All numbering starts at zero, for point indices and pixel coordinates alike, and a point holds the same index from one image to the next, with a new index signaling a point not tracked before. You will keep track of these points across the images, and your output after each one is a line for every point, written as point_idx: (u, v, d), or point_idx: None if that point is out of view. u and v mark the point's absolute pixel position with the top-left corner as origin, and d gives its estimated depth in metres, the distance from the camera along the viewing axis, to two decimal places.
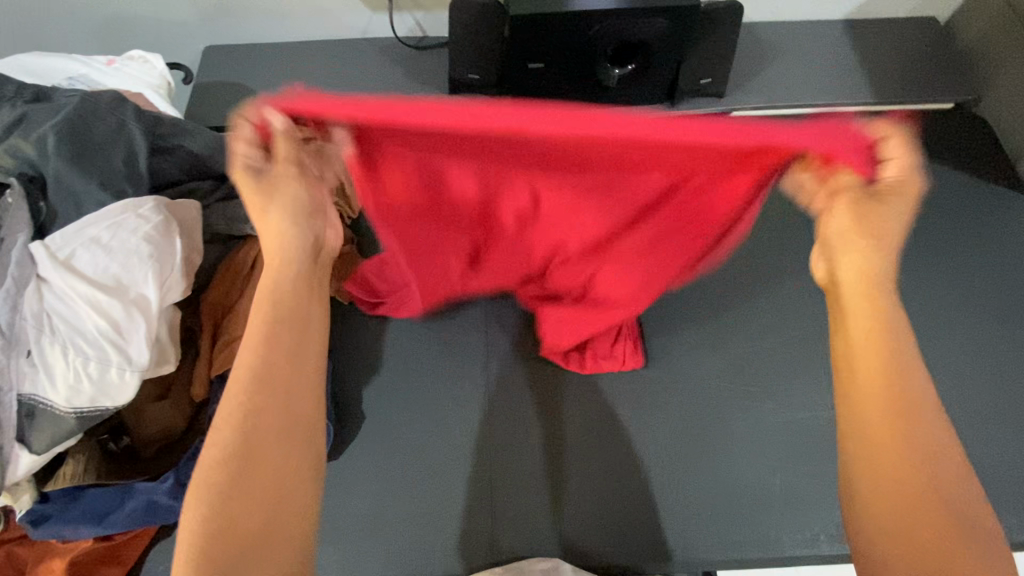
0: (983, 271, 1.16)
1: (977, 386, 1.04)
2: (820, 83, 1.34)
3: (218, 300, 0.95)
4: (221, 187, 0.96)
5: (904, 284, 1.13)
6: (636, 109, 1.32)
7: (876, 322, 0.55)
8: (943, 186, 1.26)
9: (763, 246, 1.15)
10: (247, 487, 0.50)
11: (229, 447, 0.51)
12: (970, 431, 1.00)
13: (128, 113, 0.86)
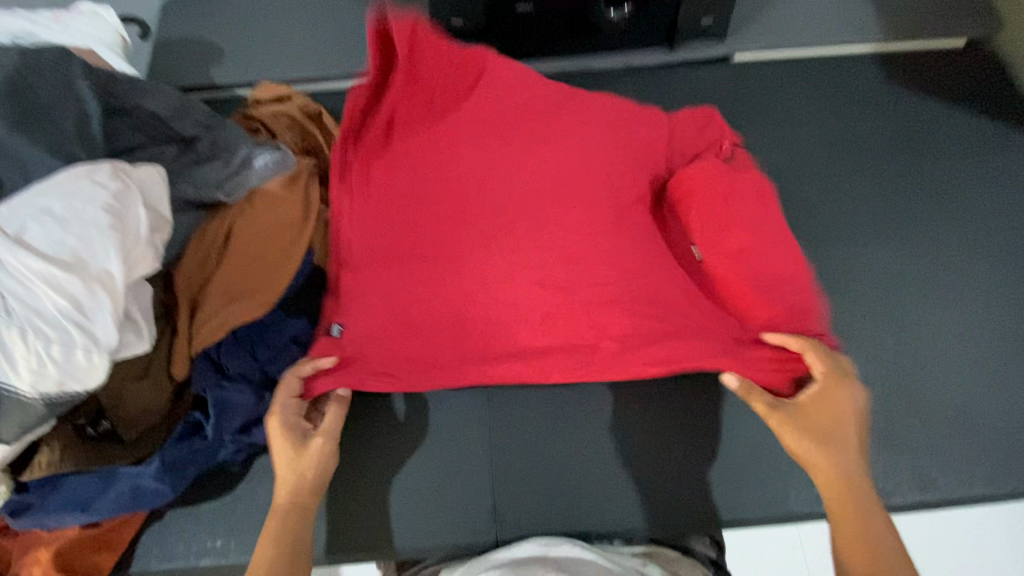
0: (999, 212, 1.10)
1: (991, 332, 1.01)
2: (825, 18, 1.26)
3: (193, 273, 0.89)
4: (186, 151, 0.89)
5: (914, 229, 1.09)
6: (633, 53, 1.24)
7: (821, 463, 0.74)
8: (959, 123, 1.18)
9: None
10: (286, 540, 0.73)
11: (286, 500, 0.77)
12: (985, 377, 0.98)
13: (76, 70, 0.80)
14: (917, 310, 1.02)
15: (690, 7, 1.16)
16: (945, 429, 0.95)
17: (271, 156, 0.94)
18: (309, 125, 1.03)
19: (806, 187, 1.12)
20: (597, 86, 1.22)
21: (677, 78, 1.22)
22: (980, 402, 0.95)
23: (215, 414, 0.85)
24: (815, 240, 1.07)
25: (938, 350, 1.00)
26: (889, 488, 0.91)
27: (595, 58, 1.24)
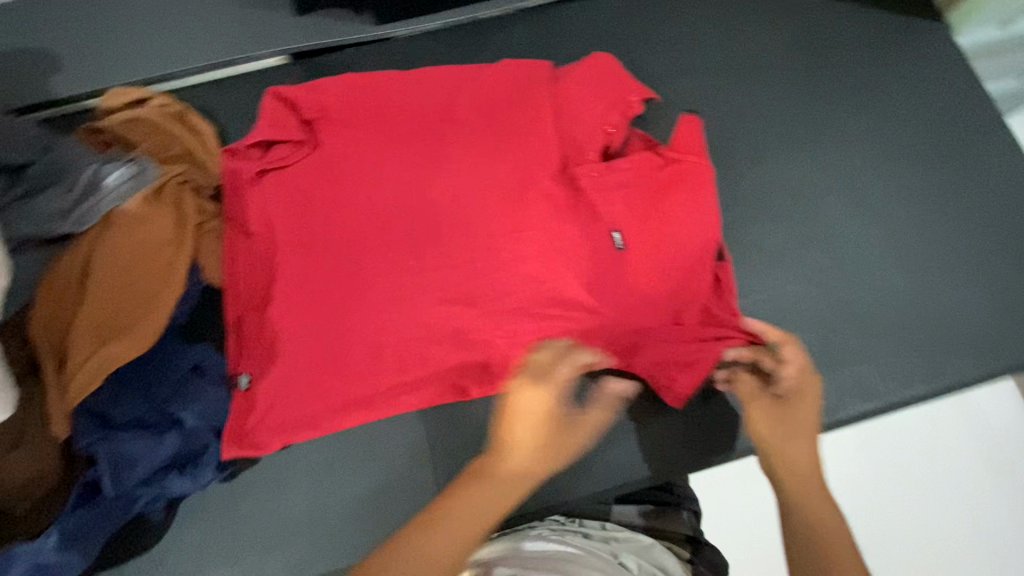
0: (932, 95, 1.28)
1: (924, 216, 1.20)
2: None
3: (47, 318, 0.97)
4: (15, 180, 1.02)
5: (829, 130, 1.26)
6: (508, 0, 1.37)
7: (804, 448, 0.91)
8: (874, 23, 1.34)
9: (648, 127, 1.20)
10: (469, 546, 0.74)
11: (500, 499, 0.79)
12: (927, 247, 1.18)
13: None
14: (834, 215, 1.20)
15: None
16: (877, 332, 1.14)
17: (126, 169, 1.05)
18: (170, 126, 1.14)
19: (710, 105, 1.28)
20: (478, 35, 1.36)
21: (567, 18, 1.37)
22: (898, 297, 1.15)
23: (109, 468, 0.92)
24: (728, 156, 1.25)
25: (858, 242, 1.19)
26: (857, 399, 1.10)
27: (470, 7, 1.36)
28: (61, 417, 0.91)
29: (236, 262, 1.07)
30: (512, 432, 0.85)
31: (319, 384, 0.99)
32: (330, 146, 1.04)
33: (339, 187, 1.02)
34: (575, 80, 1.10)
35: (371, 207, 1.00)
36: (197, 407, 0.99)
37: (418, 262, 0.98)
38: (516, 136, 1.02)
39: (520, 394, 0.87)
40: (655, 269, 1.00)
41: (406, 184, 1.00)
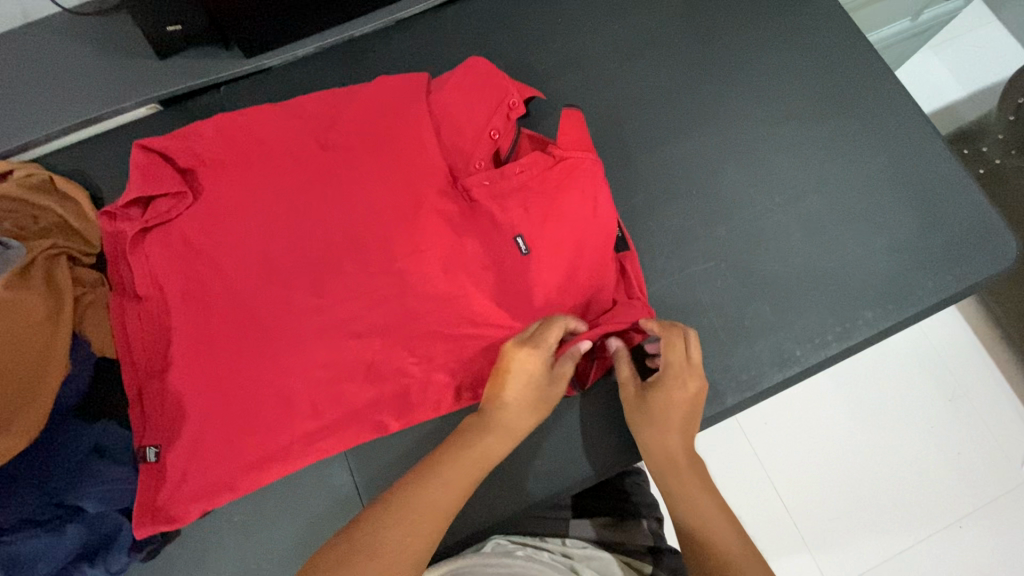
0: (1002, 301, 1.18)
1: (960, 432, 1.17)
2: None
3: (75, 256, 0.77)
4: None
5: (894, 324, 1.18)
6: None
7: None
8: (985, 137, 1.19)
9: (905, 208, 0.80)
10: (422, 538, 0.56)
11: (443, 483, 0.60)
12: (938, 461, 1.15)
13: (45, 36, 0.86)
14: (894, 406, 1.18)
15: None
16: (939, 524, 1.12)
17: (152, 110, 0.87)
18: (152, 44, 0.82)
19: None
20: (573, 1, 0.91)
21: None
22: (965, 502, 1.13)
23: (63, 486, 0.66)
24: None
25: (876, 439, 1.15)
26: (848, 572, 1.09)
27: None
28: (18, 386, 0.64)
29: (173, 229, 0.75)
30: (668, 433, 0.67)
31: (249, 417, 0.70)
32: (341, 104, 0.79)
33: (441, 154, 0.75)
34: (789, 60, 0.87)
35: (495, 212, 0.74)
36: (113, 474, 0.69)
37: (541, 283, 0.73)
38: (716, 154, 0.82)
39: (622, 360, 0.71)
40: (844, 280, 0.77)
41: (545, 186, 0.73)
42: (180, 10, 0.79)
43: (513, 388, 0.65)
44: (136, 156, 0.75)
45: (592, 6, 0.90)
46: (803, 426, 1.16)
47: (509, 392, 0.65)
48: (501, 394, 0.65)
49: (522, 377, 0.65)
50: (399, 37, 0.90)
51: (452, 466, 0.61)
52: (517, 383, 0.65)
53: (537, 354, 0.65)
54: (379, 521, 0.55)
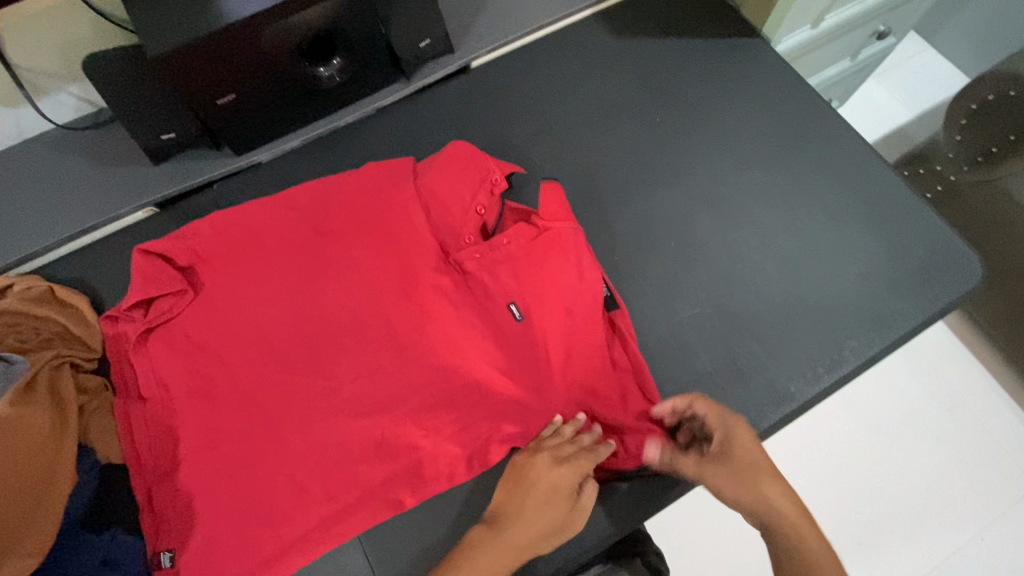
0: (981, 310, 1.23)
1: (963, 438, 1.19)
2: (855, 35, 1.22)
3: (79, 362, 0.78)
4: None
5: None
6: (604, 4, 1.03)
7: None
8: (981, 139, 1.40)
9: (877, 236, 0.84)
10: None
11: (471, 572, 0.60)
12: (946, 469, 1.16)
13: (43, 151, 0.90)
14: (893, 421, 1.20)
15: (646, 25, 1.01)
16: (957, 532, 1.12)
17: (146, 212, 0.90)
18: (148, 151, 0.87)
19: None
20: (537, 74, 0.98)
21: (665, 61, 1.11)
22: (979, 507, 1.14)
23: None
24: None
25: (883, 456, 1.17)
26: None
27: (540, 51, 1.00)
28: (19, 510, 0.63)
29: (177, 328, 0.76)
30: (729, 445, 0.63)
31: (261, 511, 0.69)
32: (332, 192, 0.82)
33: (429, 232, 0.80)
34: (746, 112, 0.94)
35: (487, 281, 0.78)
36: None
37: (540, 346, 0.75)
38: (689, 205, 0.87)
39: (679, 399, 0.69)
40: (824, 312, 0.80)
41: (532, 253, 0.77)
42: (173, 120, 0.84)
43: (537, 483, 0.66)
44: (137, 261, 0.76)
45: (558, 79, 0.97)
46: (810, 448, 1.17)
47: (532, 490, 0.66)
48: (522, 491, 0.66)
49: (546, 478, 0.66)
50: (379, 123, 0.95)
51: (495, 554, 0.62)
52: (539, 481, 0.66)
53: (569, 464, 0.67)
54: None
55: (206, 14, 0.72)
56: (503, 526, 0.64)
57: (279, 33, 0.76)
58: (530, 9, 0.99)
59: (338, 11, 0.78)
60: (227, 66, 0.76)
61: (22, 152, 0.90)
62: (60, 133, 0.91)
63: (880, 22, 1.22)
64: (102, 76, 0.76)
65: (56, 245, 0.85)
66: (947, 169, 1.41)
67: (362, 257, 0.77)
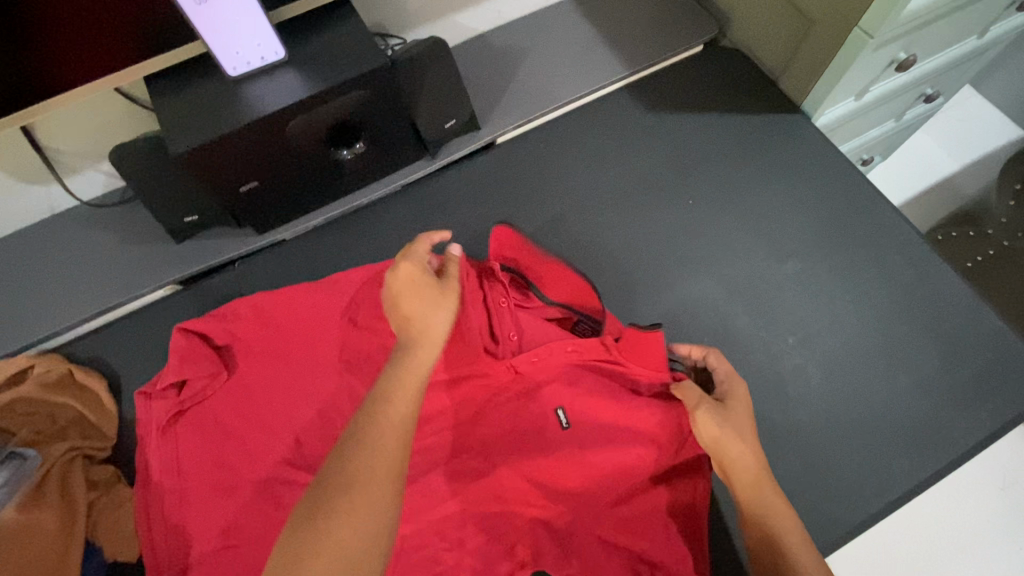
0: None
1: None
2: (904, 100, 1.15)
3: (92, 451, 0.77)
4: None
5: None
6: (635, 76, 1.00)
7: None
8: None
9: (930, 341, 0.78)
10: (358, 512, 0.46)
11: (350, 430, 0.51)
12: None
13: (72, 225, 0.91)
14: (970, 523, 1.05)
15: (679, 101, 0.98)
16: None
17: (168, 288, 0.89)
18: (173, 229, 0.86)
19: None
20: (566, 150, 0.95)
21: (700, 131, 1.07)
22: None
23: None
24: None
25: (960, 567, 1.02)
26: None
27: (569, 125, 0.97)
28: None
29: (206, 414, 0.76)
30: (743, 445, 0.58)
31: None
32: (376, 284, 0.82)
33: None
34: (785, 195, 0.89)
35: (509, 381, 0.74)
36: None
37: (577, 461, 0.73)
38: (724, 297, 0.82)
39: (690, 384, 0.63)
40: (873, 425, 0.74)
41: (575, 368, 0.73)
42: (199, 202, 0.83)
43: (425, 343, 0.58)
44: (177, 339, 0.77)
45: (586, 157, 0.94)
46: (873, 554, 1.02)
47: (419, 343, 0.57)
48: (413, 346, 0.57)
49: (424, 281, 0.61)
50: (404, 200, 0.93)
51: (393, 404, 0.52)
52: (424, 302, 0.59)
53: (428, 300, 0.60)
54: (342, 464, 0.48)
55: (233, 112, 0.71)
56: (392, 375, 0.54)
57: (305, 124, 0.76)
58: (556, 84, 0.97)
59: (364, 98, 0.77)
60: (252, 156, 0.75)
61: (50, 226, 0.91)
62: (88, 207, 0.92)
63: (927, 85, 1.15)
64: (129, 164, 0.76)
65: (80, 322, 0.84)
66: (999, 235, 1.33)
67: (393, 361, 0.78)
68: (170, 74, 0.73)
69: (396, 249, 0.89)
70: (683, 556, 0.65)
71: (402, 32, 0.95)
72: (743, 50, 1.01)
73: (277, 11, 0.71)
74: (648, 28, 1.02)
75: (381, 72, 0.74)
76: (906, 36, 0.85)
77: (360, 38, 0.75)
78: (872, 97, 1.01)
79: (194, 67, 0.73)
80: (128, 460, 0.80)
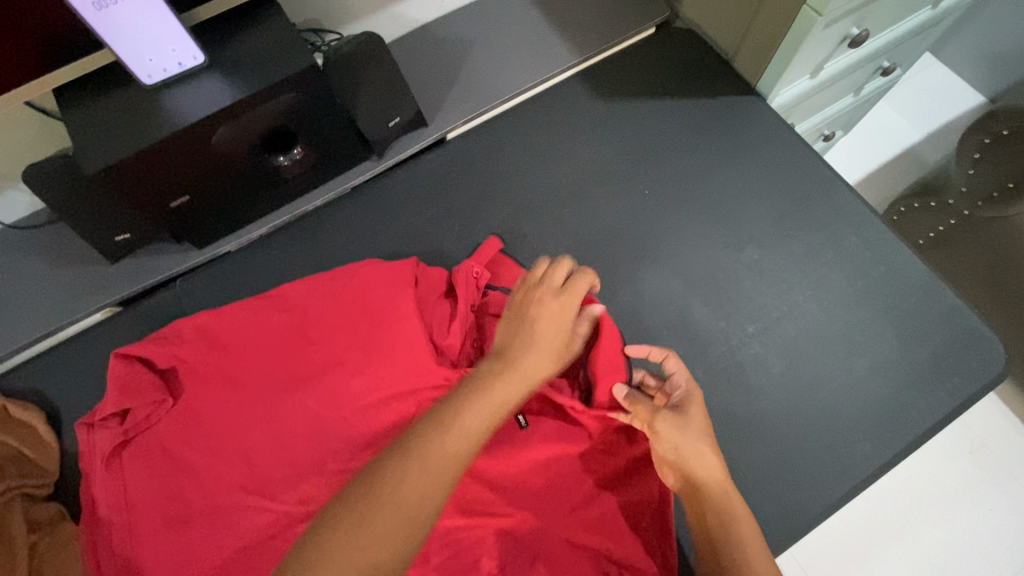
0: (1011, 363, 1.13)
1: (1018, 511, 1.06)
2: (862, 73, 1.13)
3: (29, 491, 0.73)
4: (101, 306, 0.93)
5: None
6: (587, 62, 0.97)
7: None
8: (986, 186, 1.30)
9: (888, 323, 0.78)
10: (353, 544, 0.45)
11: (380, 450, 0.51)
12: (1008, 550, 1.02)
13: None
14: (938, 490, 1.07)
15: (632, 86, 0.95)
16: None
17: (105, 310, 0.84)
18: (106, 249, 0.81)
19: None
20: (518, 143, 0.92)
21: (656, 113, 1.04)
22: None
23: None
24: None
25: (930, 536, 1.03)
26: None
27: (521, 116, 0.94)
28: None
29: (153, 442, 0.72)
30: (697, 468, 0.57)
31: None
32: (326, 295, 0.79)
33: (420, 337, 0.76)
34: (741, 180, 0.88)
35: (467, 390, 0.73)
36: None
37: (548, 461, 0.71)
38: (682, 289, 0.81)
39: (635, 399, 0.63)
40: (834, 411, 0.74)
41: None
42: (128, 221, 0.79)
43: (476, 418, 0.53)
44: (115, 366, 0.73)
45: (540, 149, 0.91)
46: (844, 530, 1.04)
47: (482, 405, 0.54)
48: (480, 401, 0.54)
49: (558, 318, 0.62)
50: (351, 205, 0.89)
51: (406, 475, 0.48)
52: (550, 325, 0.61)
53: (525, 319, 0.62)
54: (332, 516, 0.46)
55: (152, 125, 0.67)
56: (423, 447, 0.50)
57: (233, 131, 0.71)
58: (506, 74, 0.93)
59: (295, 102, 0.73)
60: (179, 168, 0.71)
61: None
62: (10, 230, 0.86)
63: (884, 57, 1.13)
64: (42, 186, 0.71)
65: (11, 353, 0.80)
66: (959, 204, 1.34)
67: (345, 375, 0.75)
68: (81, 85, 0.68)
69: (346, 256, 0.86)
70: (647, 551, 0.66)
71: (340, 28, 0.90)
72: (695, 31, 0.99)
73: (192, 13, 0.66)
74: (598, 10, 0.98)
75: (309, 74, 0.70)
76: (857, 12, 0.83)
77: (285, 39, 0.71)
78: (830, 74, 0.99)
79: (105, 77, 0.68)
80: (72, 496, 0.76)
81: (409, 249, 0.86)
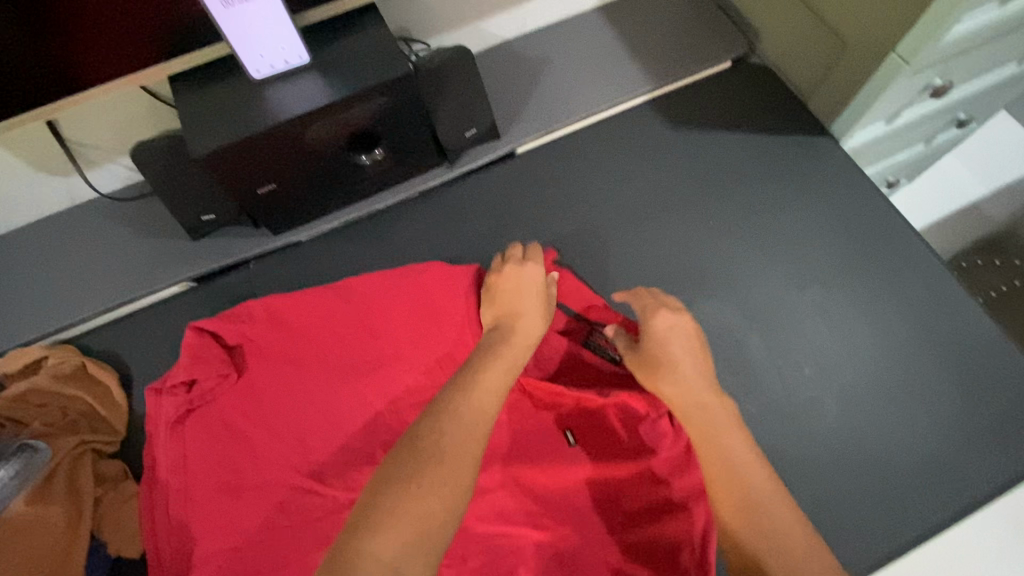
0: None
1: None
2: (937, 123, 1.11)
3: (96, 447, 0.77)
4: None
5: None
6: (660, 90, 0.98)
7: None
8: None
9: (952, 380, 0.76)
10: None
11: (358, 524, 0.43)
12: None
13: (91, 217, 0.91)
14: None
15: (703, 117, 0.96)
16: None
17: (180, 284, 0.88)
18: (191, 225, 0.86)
19: None
20: (587, 163, 0.94)
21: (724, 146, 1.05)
22: None
23: None
24: None
25: None
26: None
27: (591, 137, 0.96)
28: None
29: (216, 413, 0.76)
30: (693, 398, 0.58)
31: None
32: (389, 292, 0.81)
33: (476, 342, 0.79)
34: (807, 219, 0.87)
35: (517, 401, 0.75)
36: None
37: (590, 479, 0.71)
38: (739, 321, 0.81)
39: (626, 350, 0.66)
40: (888, 462, 0.73)
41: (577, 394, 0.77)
42: (216, 201, 0.84)
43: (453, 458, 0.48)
44: (189, 337, 0.76)
45: (607, 170, 0.93)
46: None
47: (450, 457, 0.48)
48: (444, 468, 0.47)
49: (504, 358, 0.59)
50: (419, 207, 0.92)
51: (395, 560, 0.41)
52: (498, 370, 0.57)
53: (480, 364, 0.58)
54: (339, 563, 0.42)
55: (254, 116, 0.71)
56: (406, 498, 0.44)
57: (324, 127, 0.75)
58: (580, 95, 0.96)
59: (385, 105, 0.76)
60: (270, 156, 0.75)
61: (71, 216, 0.92)
62: (107, 199, 0.92)
63: (961, 110, 1.11)
64: (147, 161, 0.76)
65: (96, 313, 0.85)
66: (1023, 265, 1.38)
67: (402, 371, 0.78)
68: (197, 74, 0.73)
69: (410, 256, 0.89)
70: None
71: (428, 38, 0.94)
72: (771, 67, 0.99)
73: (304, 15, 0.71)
74: (677, 40, 1.00)
75: (401, 81, 0.74)
76: (943, 64, 0.82)
77: (381, 47, 0.74)
78: (907, 122, 0.97)
79: (219, 69, 0.73)
80: (136, 456, 0.80)
81: (471, 255, 0.89)
